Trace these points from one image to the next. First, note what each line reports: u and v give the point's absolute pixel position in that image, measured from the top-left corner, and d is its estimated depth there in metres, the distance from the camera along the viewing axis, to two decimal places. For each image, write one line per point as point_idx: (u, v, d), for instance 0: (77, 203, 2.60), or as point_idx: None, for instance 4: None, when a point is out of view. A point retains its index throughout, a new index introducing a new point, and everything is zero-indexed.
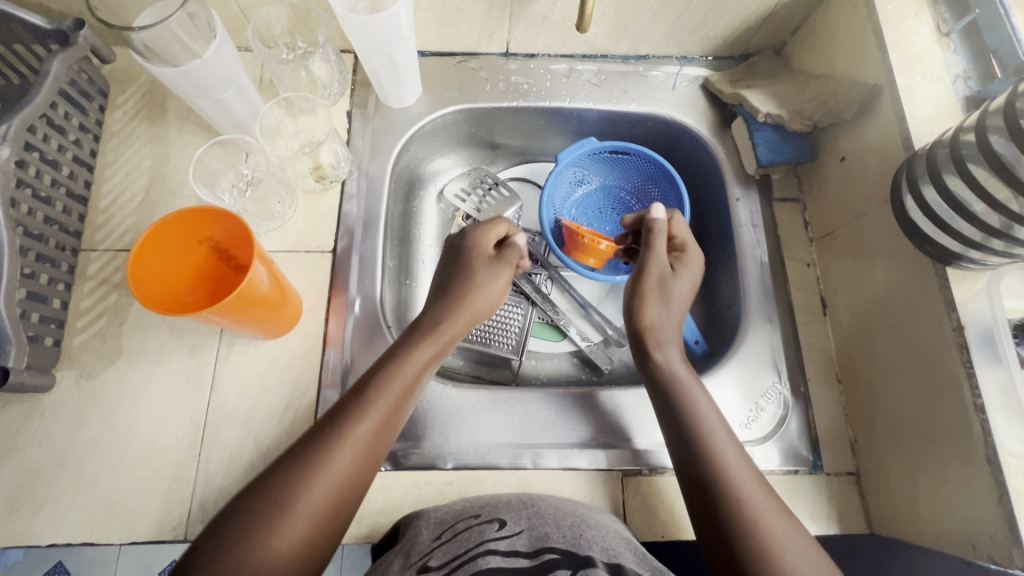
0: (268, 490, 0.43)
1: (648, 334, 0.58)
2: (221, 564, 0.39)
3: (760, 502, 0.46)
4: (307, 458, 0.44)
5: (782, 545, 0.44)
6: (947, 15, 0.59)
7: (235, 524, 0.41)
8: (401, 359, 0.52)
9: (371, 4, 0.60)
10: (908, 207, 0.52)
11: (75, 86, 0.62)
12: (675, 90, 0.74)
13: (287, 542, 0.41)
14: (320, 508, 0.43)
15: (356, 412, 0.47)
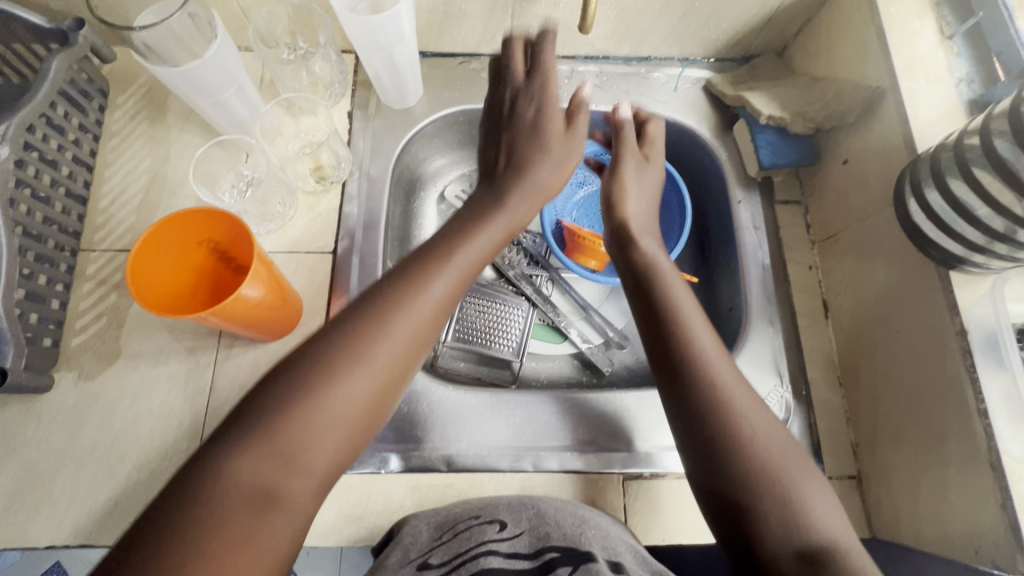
0: (329, 347, 0.39)
1: (627, 223, 0.55)
2: (285, 415, 0.36)
3: (744, 399, 0.42)
4: (370, 317, 0.40)
5: (756, 437, 0.40)
6: (951, 18, 0.59)
7: (292, 373, 0.38)
8: (472, 229, 0.48)
9: (373, 4, 0.60)
10: (911, 211, 0.52)
11: (75, 86, 0.62)
12: (677, 92, 0.74)
13: (345, 400, 0.38)
14: (388, 367, 0.40)
15: (423, 274, 0.43)
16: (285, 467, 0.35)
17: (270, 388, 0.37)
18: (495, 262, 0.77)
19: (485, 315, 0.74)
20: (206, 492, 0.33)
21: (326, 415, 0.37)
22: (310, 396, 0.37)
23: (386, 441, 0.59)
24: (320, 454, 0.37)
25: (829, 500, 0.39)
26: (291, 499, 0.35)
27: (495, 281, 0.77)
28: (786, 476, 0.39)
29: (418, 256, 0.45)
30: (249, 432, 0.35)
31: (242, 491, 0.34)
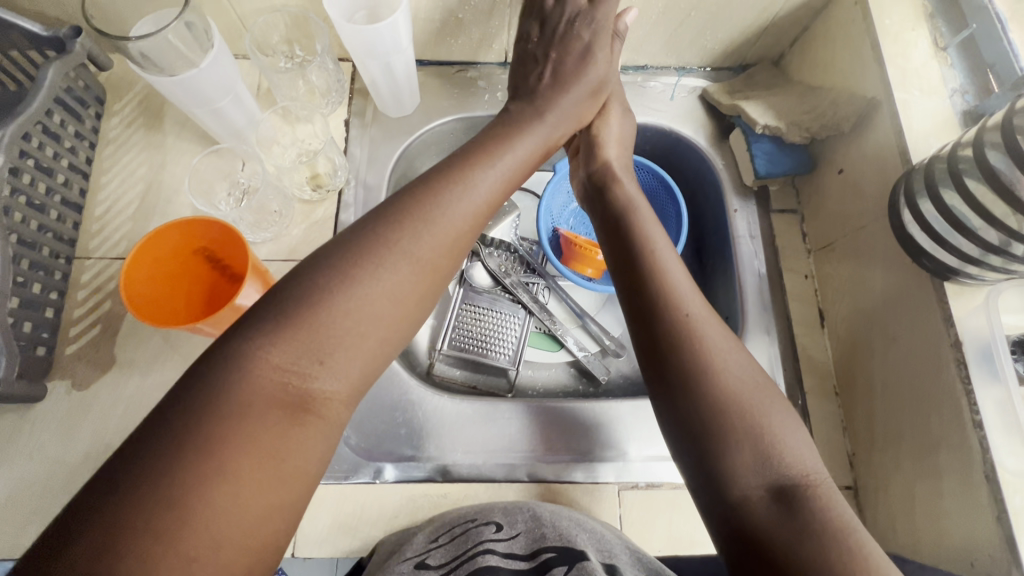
0: (359, 239, 0.39)
1: (611, 164, 0.59)
2: (317, 300, 0.36)
3: (711, 328, 0.44)
4: (401, 210, 0.41)
5: (725, 369, 0.42)
6: (944, 29, 0.59)
7: (324, 265, 0.38)
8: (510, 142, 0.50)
9: (370, 14, 0.61)
10: (906, 221, 0.52)
11: (71, 93, 0.62)
12: (673, 101, 0.74)
13: (376, 290, 0.38)
14: (419, 258, 0.40)
15: (455, 177, 0.44)
16: (317, 365, 0.35)
17: (301, 281, 0.37)
18: (492, 269, 0.76)
19: (482, 323, 0.74)
20: (237, 381, 0.33)
21: (361, 313, 0.37)
22: (342, 291, 0.37)
23: (381, 451, 0.59)
24: (354, 350, 0.37)
25: (799, 437, 0.41)
26: (321, 402, 0.35)
27: (491, 289, 0.77)
28: (760, 414, 0.40)
29: (458, 159, 0.47)
30: (275, 328, 0.35)
31: (273, 385, 0.34)
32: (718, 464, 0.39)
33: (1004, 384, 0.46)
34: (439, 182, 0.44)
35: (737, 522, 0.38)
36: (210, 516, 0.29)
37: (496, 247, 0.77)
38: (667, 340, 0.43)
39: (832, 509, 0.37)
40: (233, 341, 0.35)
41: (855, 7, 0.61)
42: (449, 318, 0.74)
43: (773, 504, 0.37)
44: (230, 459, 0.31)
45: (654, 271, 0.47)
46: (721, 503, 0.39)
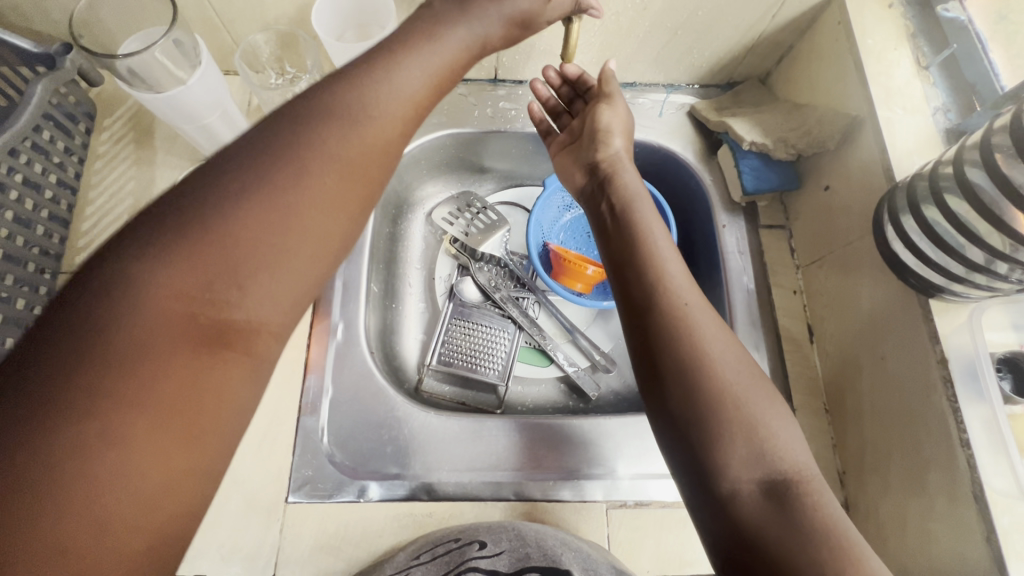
0: (278, 139, 0.39)
1: (619, 158, 0.58)
2: (235, 207, 0.36)
3: (707, 323, 0.43)
4: (322, 103, 0.41)
5: (721, 364, 0.41)
6: (927, 49, 0.60)
7: (239, 167, 0.38)
8: (414, 49, 0.46)
9: (359, 32, 0.62)
10: (890, 238, 0.52)
11: (62, 109, 0.62)
12: (662, 117, 0.75)
13: (306, 191, 0.39)
14: (351, 156, 0.41)
15: (379, 74, 0.44)
16: (235, 291, 0.36)
17: (202, 207, 0.36)
18: (481, 283, 0.76)
19: (472, 338, 0.74)
20: (140, 311, 0.32)
21: (275, 230, 0.37)
22: (264, 197, 0.37)
23: (366, 470, 0.58)
24: (269, 271, 0.37)
25: (791, 434, 0.40)
26: (241, 330, 0.36)
27: (480, 304, 0.76)
28: (750, 405, 0.40)
29: (356, 67, 0.44)
30: (176, 251, 0.34)
31: (177, 319, 0.33)
32: (711, 461, 0.38)
33: (990, 402, 0.46)
34: (340, 93, 0.42)
35: (728, 518, 0.37)
36: (121, 460, 0.30)
37: (486, 262, 0.77)
38: (658, 332, 0.43)
39: (823, 507, 0.36)
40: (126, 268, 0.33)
41: (838, 27, 0.62)
42: (438, 332, 0.74)
43: (765, 501, 0.37)
44: (135, 400, 0.31)
45: (644, 263, 0.47)
46: (711, 500, 0.38)
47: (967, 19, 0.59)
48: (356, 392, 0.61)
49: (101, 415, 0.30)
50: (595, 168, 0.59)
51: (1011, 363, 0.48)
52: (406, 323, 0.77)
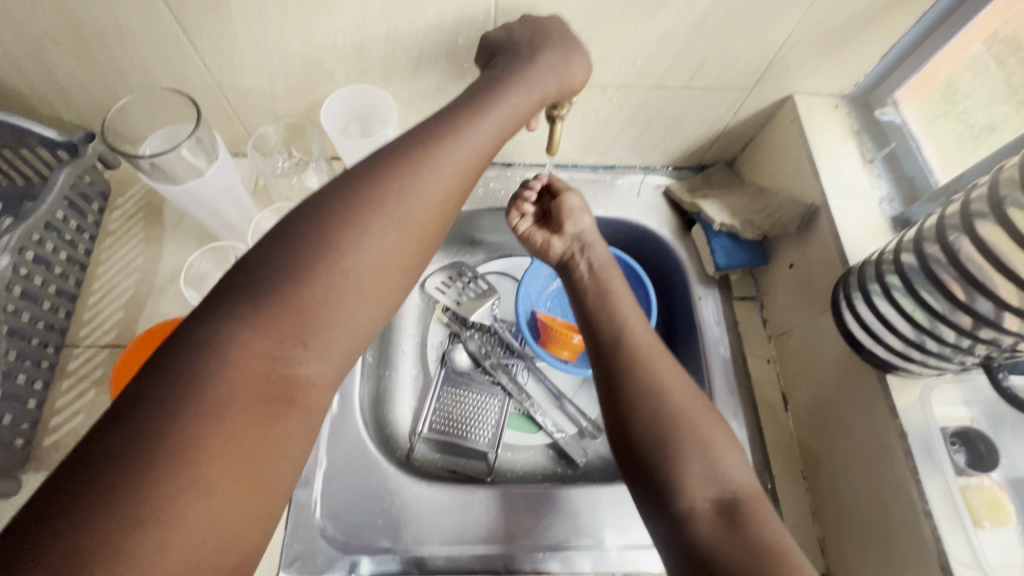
0: (359, 188, 0.44)
1: (584, 234, 0.66)
2: (322, 253, 0.41)
3: (668, 373, 0.52)
4: (404, 154, 0.46)
5: (682, 404, 0.50)
6: (870, 144, 0.69)
7: (318, 217, 0.42)
8: (464, 124, 0.49)
9: (362, 126, 0.68)
10: (846, 319, 0.56)
11: (77, 190, 0.66)
12: (640, 197, 0.82)
13: (383, 234, 0.43)
14: (431, 198, 0.46)
15: (450, 125, 0.48)
16: (301, 349, 0.39)
17: (278, 276, 0.40)
18: (472, 350, 0.80)
19: (463, 405, 0.76)
20: (221, 376, 0.36)
21: (343, 303, 0.41)
22: (345, 244, 0.42)
23: (358, 543, 0.59)
24: (340, 334, 0.41)
25: (736, 457, 0.49)
26: (302, 380, 0.40)
27: (471, 371, 0.79)
28: (699, 429, 0.49)
29: (401, 150, 0.46)
30: (261, 311, 0.38)
31: (256, 377, 0.37)
32: (672, 483, 0.47)
33: (943, 475, 0.50)
34: (388, 176, 0.45)
35: (687, 532, 0.45)
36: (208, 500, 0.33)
37: (476, 329, 0.81)
38: (625, 370, 0.53)
39: (770, 524, 0.45)
40: (211, 334, 0.37)
41: (792, 124, 0.70)
42: (430, 399, 0.76)
43: (716, 519, 0.45)
44: (220, 450, 0.34)
45: (612, 316, 0.58)
46: (670, 516, 0.46)
47: (902, 121, 0.67)
48: (351, 462, 0.63)
49: (195, 455, 0.33)
50: (570, 237, 0.66)
51: (965, 437, 0.52)
52: (400, 391, 0.79)
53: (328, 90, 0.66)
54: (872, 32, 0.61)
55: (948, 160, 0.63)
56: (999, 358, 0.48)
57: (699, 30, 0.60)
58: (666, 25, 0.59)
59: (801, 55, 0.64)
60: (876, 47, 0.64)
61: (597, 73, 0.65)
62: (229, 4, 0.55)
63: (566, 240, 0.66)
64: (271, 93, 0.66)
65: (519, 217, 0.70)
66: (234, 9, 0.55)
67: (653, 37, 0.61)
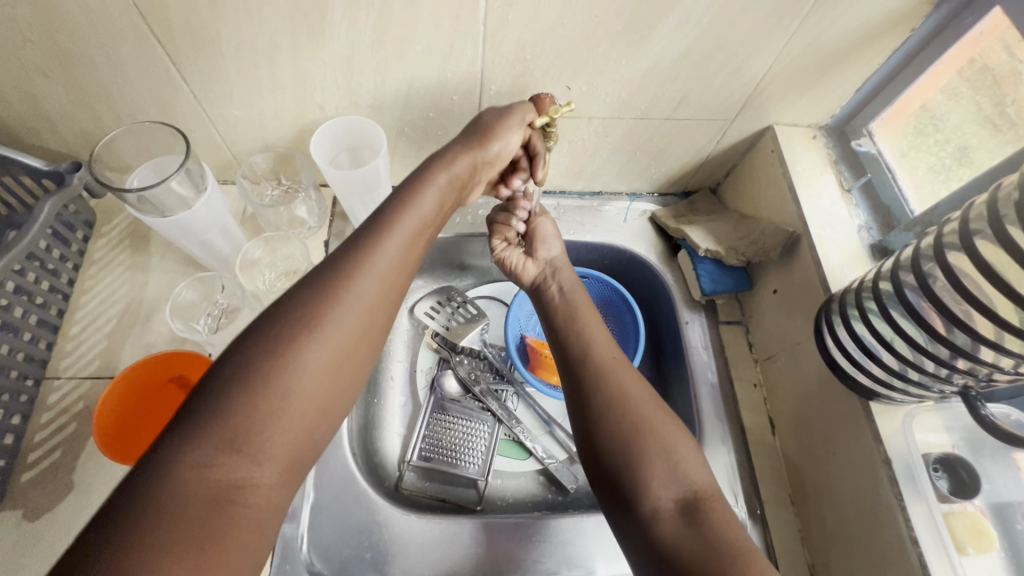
0: (288, 308, 0.42)
1: (558, 259, 0.69)
2: (251, 375, 0.38)
3: (632, 387, 0.53)
4: (333, 266, 0.45)
5: (647, 417, 0.51)
6: (848, 174, 0.71)
7: (246, 344, 0.40)
8: (394, 223, 0.49)
9: (352, 157, 0.69)
10: (829, 346, 0.58)
11: (61, 219, 0.65)
12: (626, 223, 0.83)
13: (315, 349, 0.41)
14: (366, 299, 0.44)
15: (377, 231, 0.48)
16: (237, 455, 0.36)
17: (206, 395, 0.38)
18: (461, 376, 0.79)
19: (452, 432, 0.76)
20: (163, 485, 0.34)
21: (280, 413, 0.39)
22: (275, 362, 0.39)
23: None
24: (280, 442, 0.39)
25: (700, 460, 0.49)
26: (244, 483, 0.37)
27: (461, 397, 0.79)
28: (661, 434, 0.50)
29: (336, 260, 0.45)
30: (194, 428, 0.36)
31: (193, 482, 0.34)
32: (638, 488, 0.47)
33: (927, 501, 0.50)
34: (324, 285, 0.43)
35: (652, 535, 0.45)
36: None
37: (465, 355, 0.80)
38: (590, 387, 0.54)
39: (737, 530, 0.45)
40: (155, 454, 0.35)
41: (773, 154, 0.72)
42: (420, 427, 0.76)
43: (683, 526, 0.45)
44: (166, 546, 0.32)
45: (581, 333, 0.59)
46: (637, 520, 0.47)
47: (877, 151, 0.69)
48: (338, 494, 0.62)
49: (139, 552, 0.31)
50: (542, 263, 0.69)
51: (947, 463, 0.53)
52: (388, 418, 0.78)
53: (317, 120, 0.67)
54: (847, 67, 0.64)
55: (921, 191, 0.65)
56: (976, 387, 0.49)
57: (683, 65, 0.62)
58: (650, 61, 0.61)
59: (779, 88, 0.66)
60: (852, 81, 0.66)
61: (583, 105, 0.67)
62: (220, 38, 0.55)
63: (539, 264, 0.69)
64: (260, 123, 0.67)
65: (502, 240, 0.71)
66: (226, 43, 0.56)
67: (637, 71, 0.62)
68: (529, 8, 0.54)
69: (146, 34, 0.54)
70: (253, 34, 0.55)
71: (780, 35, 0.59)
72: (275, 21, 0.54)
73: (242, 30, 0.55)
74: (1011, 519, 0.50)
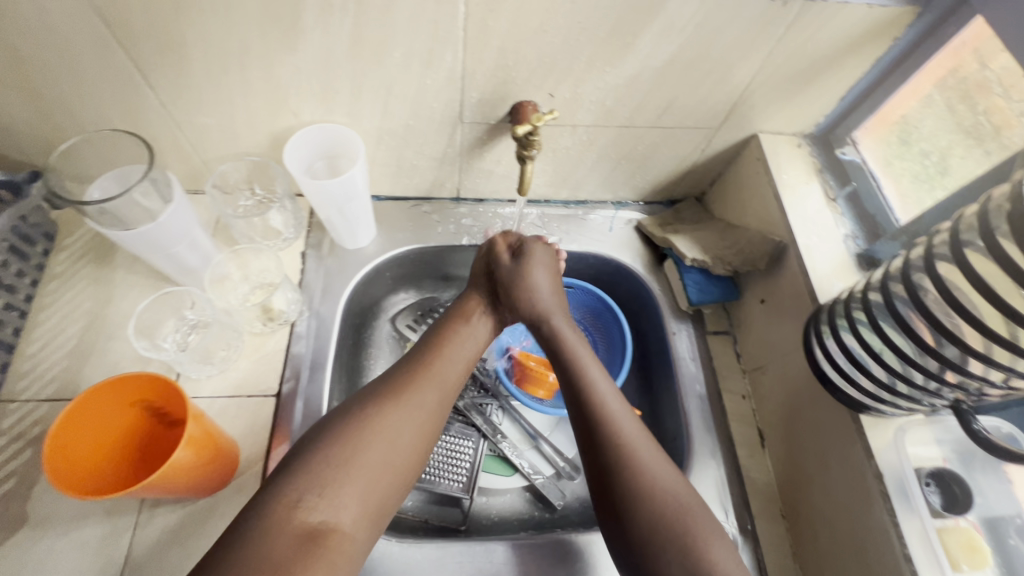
0: (377, 387, 0.52)
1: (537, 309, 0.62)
2: (346, 430, 0.47)
3: (650, 461, 0.49)
4: (417, 358, 0.56)
5: (662, 494, 0.47)
6: (833, 182, 0.70)
7: (344, 409, 0.50)
8: (461, 324, 0.60)
9: (328, 165, 0.67)
10: (818, 358, 0.57)
11: (18, 232, 0.62)
12: (612, 232, 0.81)
13: (397, 415, 0.49)
14: (443, 381, 0.54)
15: (450, 330, 0.59)
16: (318, 498, 0.43)
17: (310, 448, 0.46)
18: None
19: (435, 449, 0.72)
20: (264, 519, 0.41)
21: (359, 470, 0.45)
22: (364, 422, 0.48)
23: None
24: (357, 492, 0.45)
25: (729, 551, 0.45)
26: (323, 525, 0.42)
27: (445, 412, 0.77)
28: (674, 491, 0.47)
29: (408, 361, 0.55)
30: (297, 470, 0.45)
31: (282, 515, 0.41)
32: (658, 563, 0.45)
33: (921, 517, 0.50)
34: (405, 371, 0.54)
35: None
36: None
37: None
38: (599, 447, 0.50)
39: None
40: (265, 496, 0.43)
41: (758, 162, 0.71)
42: None
43: None
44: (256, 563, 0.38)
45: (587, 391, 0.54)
46: None
47: (862, 160, 0.69)
48: None
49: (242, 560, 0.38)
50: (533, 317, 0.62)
51: (940, 477, 0.52)
52: None
53: (291, 128, 0.64)
54: (830, 77, 0.64)
55: (907, 200, 0.65)
56: (967, 401, 0.49)
57: (667, 72, 0.61)
58: (634, 68, 0.60)
59: (763, 97, 0.66)
60: (836, 89, 0.66)
61: (567, 113, 0.66)
62: (187, 42, 0.53)
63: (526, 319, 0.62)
64: (232, 130, 0.64)
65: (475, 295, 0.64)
66: (193, 48, 0.54)
67: (621, 79, 0.61)
68: (511, 14, 0.53)
69: (108, 38, 0.52)
70: (221, 38, 0.53)
71: (765, 43, 0.58)
72: (245, 25, 0.52)
73: (209, 34, 0.52)
74: (1003, 534, 0.50)
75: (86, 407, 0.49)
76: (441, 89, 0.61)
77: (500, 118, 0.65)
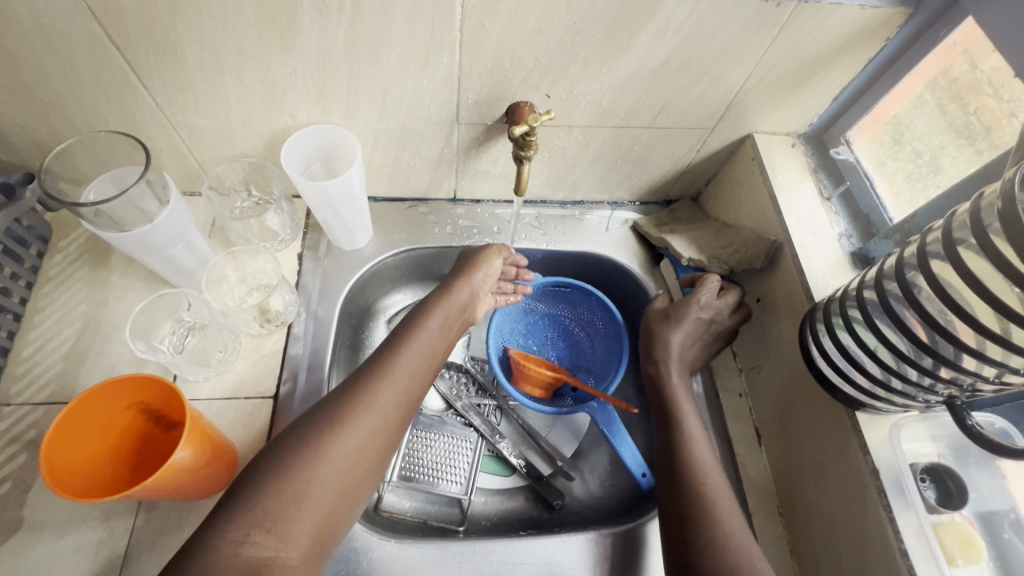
0: (330, 407, 0.50)
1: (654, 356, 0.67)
2: (297, 458, 0.46)
3: (733, 514, 0.52)
4: (373, 372, 0.54)
5: (737, 544, 0.50)
6: (827, 181, 0.71)
7: (294, 435, 0.48)
8: (418, 334, 0.58)
9: (325, 167, 0.67)
10: (813, 356, 0.57)
11: (13, 235, 0.62)
12: (609, 232, 0.82)
13: (347, 443, 0.48)
14: (394, 399, 0.53)
15: (402, 341, 0.57)
16: (265, 533, 0.42)
17: (258, 479, 0.45)
18: (443, 393, 0.77)
19: (433, 450, 0.72)
20: (206, 558, 0.39)
21: (308, 501, 0.45)
22: (313, 450, 0.47)
23: None
24: (306, 528, 0.44)
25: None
26: (269, 561, 0.41)
27: (444, 413, 0.77)
28: (747, 549, 0.49)
29: (356, 380, 0.53)
30: (243, 506, 0.43)
31: (225, 555, 0.40)
32: None
33: (916, 512, 0.50)
34: (359, 386, 0.52)
35: None
36: None
37: (449, 368, 0.79)
38: (686, 490, 0.54)
39: None
40: (208, 529, 0.41)
41: (753, 162, 0.72)
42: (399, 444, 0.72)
43: None
44: None
45: (685, 439, 0.59)
46: None
47: (855, 159, 0.70)
48: None
49: None
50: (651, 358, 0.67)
51: (934, 473, 0.53)
52: None
53: (288, 129, 0.64)
54: (823, 78, 0.65)
55: (900, 198, 0.65)
56: (961, 397, 0.49)
57: (662, 73, 0.61)
58: (628, 69, 0.60)
59: (757, 97, 0.66)
60: (829, 89, 0.67)
61: (563, 113, 0.66)
62: (182, 43, 0.53)
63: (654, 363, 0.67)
64: (229, 131, 0.64)
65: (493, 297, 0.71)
66: (188, 50, 0.54)
67: (617, 80, 0.61)
68: (507, 14, 0.53)
69: (103, 40, 0.51)
70: (217, 39, 0.53)
71: (759, 44, 0.59)
72: (241, 28, 0.52)
73: (205, 36, 0.52)
74: (997, 528, 0.51)
75: (81, 408, 0.48)
76: (438, 90, 0.61)
77: (497, 118, 0.66)
